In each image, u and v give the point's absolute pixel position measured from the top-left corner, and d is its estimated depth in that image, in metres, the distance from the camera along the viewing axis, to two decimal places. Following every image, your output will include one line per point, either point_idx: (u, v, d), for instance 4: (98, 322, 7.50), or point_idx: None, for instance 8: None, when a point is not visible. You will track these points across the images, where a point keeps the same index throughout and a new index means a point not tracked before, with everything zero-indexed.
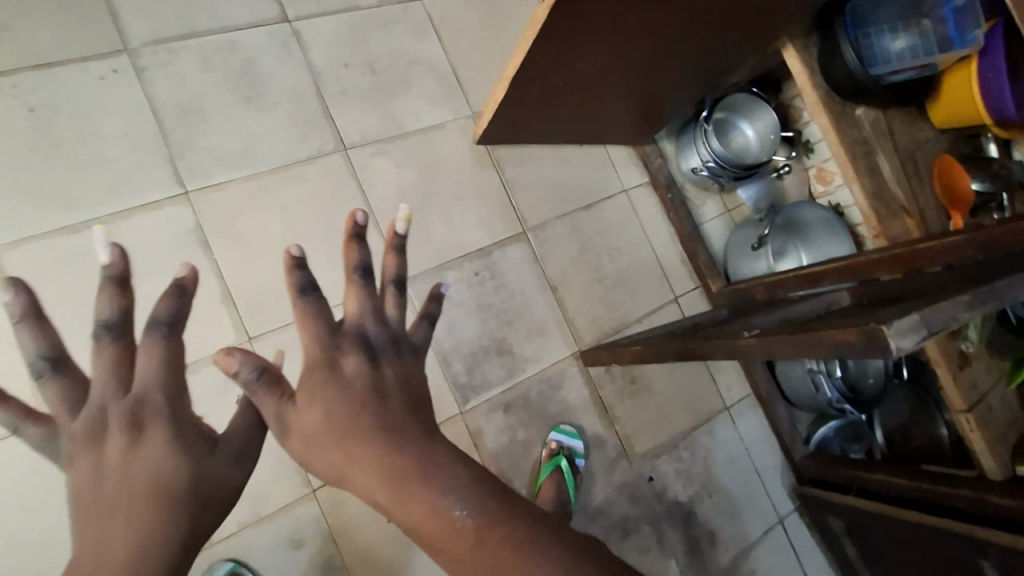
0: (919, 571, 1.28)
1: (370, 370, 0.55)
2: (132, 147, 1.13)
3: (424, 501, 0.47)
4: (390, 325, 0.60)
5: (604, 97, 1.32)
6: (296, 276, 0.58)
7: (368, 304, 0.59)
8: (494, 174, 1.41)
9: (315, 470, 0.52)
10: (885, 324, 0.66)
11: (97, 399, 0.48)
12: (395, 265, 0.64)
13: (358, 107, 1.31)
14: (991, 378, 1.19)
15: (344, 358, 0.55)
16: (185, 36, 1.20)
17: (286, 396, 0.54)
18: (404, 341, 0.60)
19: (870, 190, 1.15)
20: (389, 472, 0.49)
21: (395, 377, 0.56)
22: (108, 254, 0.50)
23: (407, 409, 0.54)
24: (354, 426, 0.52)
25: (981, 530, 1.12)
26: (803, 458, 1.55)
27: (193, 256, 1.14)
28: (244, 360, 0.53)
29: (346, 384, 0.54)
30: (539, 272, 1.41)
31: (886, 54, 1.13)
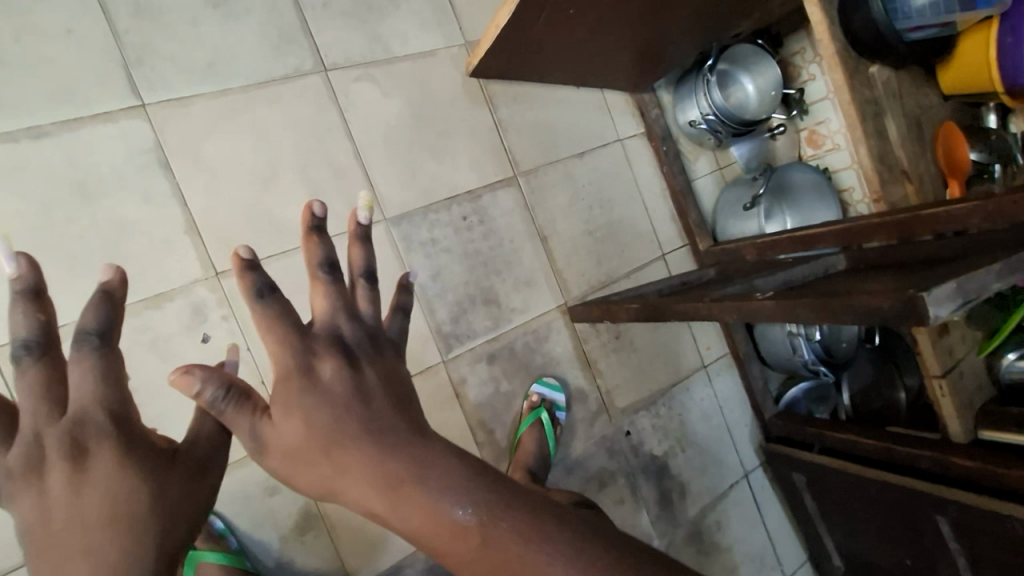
0: (875, 527, 1.36)
1: (349, 374, 0.52)
2: (77, 47, 0.98)
3: (423, 507, 0.46)
4: (365, 321, 0.58)
5: (612, 33, 1.23)
6: (253, 278, 0.54)
7: (340, 299, 0.56)
8: (487, 112, 1.32)
9: (303, 487, 0.50)
10: (925, 291, 0.66)
11: (30, 426, 0.49)
12: (362, 257, 0.61)
13: (340, 24, 1.18)
14: (966, 347, 1.21)
15: (322, 360, 0.52)
16: None
17: (261, 412, 0.51)
18: (380, 335, 0.58)
19: (876, 152, 1.12)
20: (382, 479, 0.47)
21: (377, 377, 0.54)
22: (14, 266, 0.51)
23: (392, 407, 0.52)
24: (339, 434, 0.49)
25: (947, 492, 1.17)
26: (773, 417, 1.58)
27: (153, 179, 1.02)
28: (207, 377, 0.50)
29: (326, 390, 0.51)
30: (529, 220, 1.35)
31: (906, 8, 1.06)
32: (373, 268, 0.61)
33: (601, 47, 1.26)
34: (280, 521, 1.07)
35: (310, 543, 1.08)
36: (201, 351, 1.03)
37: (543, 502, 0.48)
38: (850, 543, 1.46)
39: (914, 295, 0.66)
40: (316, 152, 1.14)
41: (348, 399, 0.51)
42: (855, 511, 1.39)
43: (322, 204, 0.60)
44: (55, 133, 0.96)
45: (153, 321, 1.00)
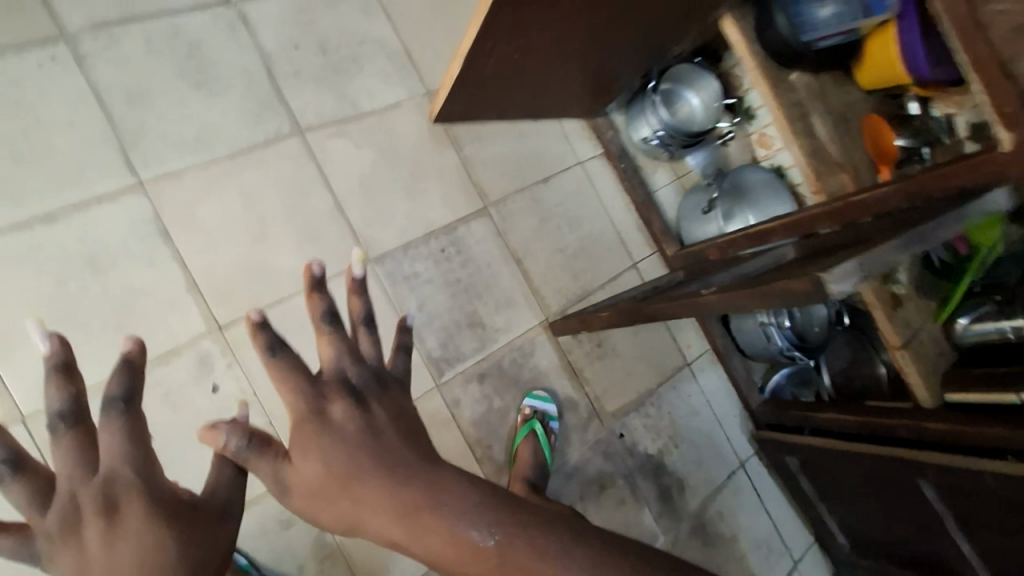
0: (883, 506, 1.39)
1: (358, 413, 0.56)
2: (80, 138, 1.10)
3: (441, 531, 0.49)
4: (369, 362, 0.61)
5: (558, 69, 1.35)
6: (261, 336, 0.58)
7: (344, 344, 0.60)
8: (452, 152, 1.43)
9: (327, 526, 0.53)
10: (825, 271, 0.75)
11: (66, 486, 0.51)
12: (361, 306, 0.64)
13: (313, 89, 1.31)
14: (922, 317, 1.26)
15: (332, 404, 0.56)
16: (126, 19, 1.16)
17: (282, 456, 0.55)
18: (387, 377, 0.62)
19: (808, 149, 1.23)
20: (399, 508, 0.51)
21: (386, 415, 0.57)
22: (47, 344, 0.54)
23: (400, 438, 0.56)
24: (355, 470, 0.53)
25: (935, 459, 1.21)
26: (760, 405, 1.65)
27: (153, 247, 1.12)
28: (232, 429, 0.55)
29: (340, 431, 0.55)
30: (501, 243, 1.45)
31: (813, 22, 1.15)
32: (372, 315, 0.64)
33: (550, 82, 1.39)
34: (298, 552, 1.13)
35: (327, 571, 1.15)
36: (210, 397, 1.12)
37: (558, 515, 0.50)
38: (863, 526, 1.49)
39: (818, 276, 0.75)
40: (300, 206, 1.25)
41: (360, 436, 0.55)
42: (865, 494, 1.42)
43: (319, 260, 0.62)
44: (62, 215, 1.06)
45: (165, 377, 1.09)
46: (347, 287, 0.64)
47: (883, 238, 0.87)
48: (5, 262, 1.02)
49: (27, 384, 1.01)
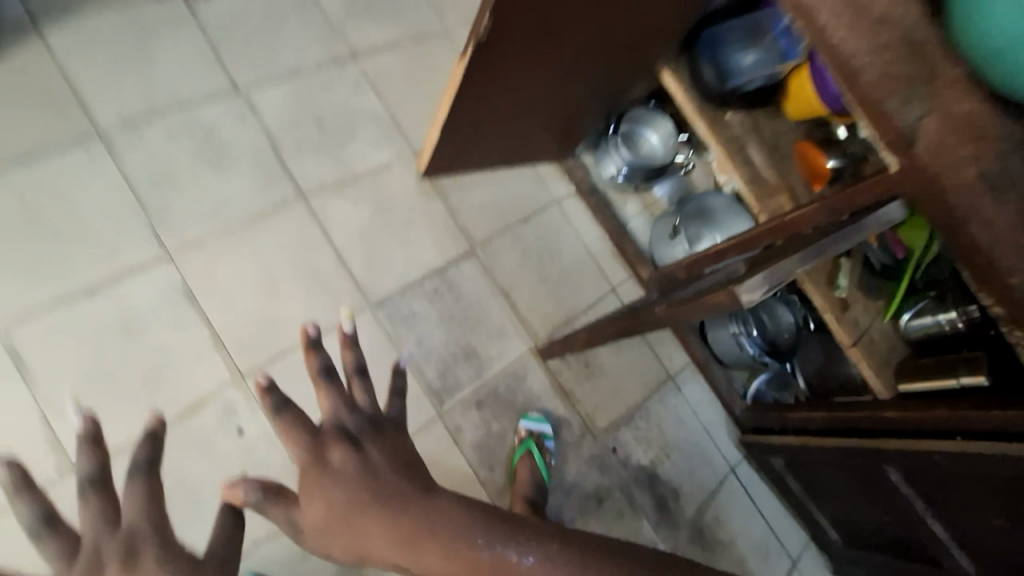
0: (865, 498, 1.47)
1: (354, 455, 0.59)
2: (115, 218, 1.27)
3: (438, 549, 0.51)
4: (365, 409, 0.63)
5: (526, 124, 1.53)
6: (269, 398, 0.61)
7: (340, 396, 0.63)
8: (440, 202, 1.60)
9: (335, 558, 0.56)
10: (738, 286, 0.90)
11: (88, 544, 0.51)
12: (355, 357, 0.66)
13: (313, 158, 1.49)
14: (870, 315, 1.42)
15: (330, 449, 0.59)
16: (153, 114, 1.36)
17: (292, 502, 0.57)
18: (384, 421, 0.64)
19: (747, 176, 1.40)
20: (398, 536, 0.53)
21: (381, 454, 0.60)
22: (80, 418, 0.55)
23: (396, 476, 0.59)
24: (356, 507, 0.55)
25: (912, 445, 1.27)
26: (743, 411, 1.76)
27: (181, 308, 1.27)
28: (248, 483, 0.57)
29: (339, 474, 0.57)
30: (489, 281, 1.60)
31: (739, 70, 1.35)
32: (366, 365, 0.66)
33: (520, 135, 1.57)
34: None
35: None
36: (236, 439, 1.25)
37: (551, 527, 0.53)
38: (862, 521, 1.53)
39: (733, 290, 0.90)
40: (307, 262, 1.41)
41: (360, 479, 0.57)
42: (846, 487, 1.50)
43: (314, 323, 0.64)
44: (102, 288, 1.23)
45: (196, 424, 1.23)
46: (340, 341, 0.67)
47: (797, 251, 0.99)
48: (55, 331, 1.18)
49: (78, 438, 1.15)
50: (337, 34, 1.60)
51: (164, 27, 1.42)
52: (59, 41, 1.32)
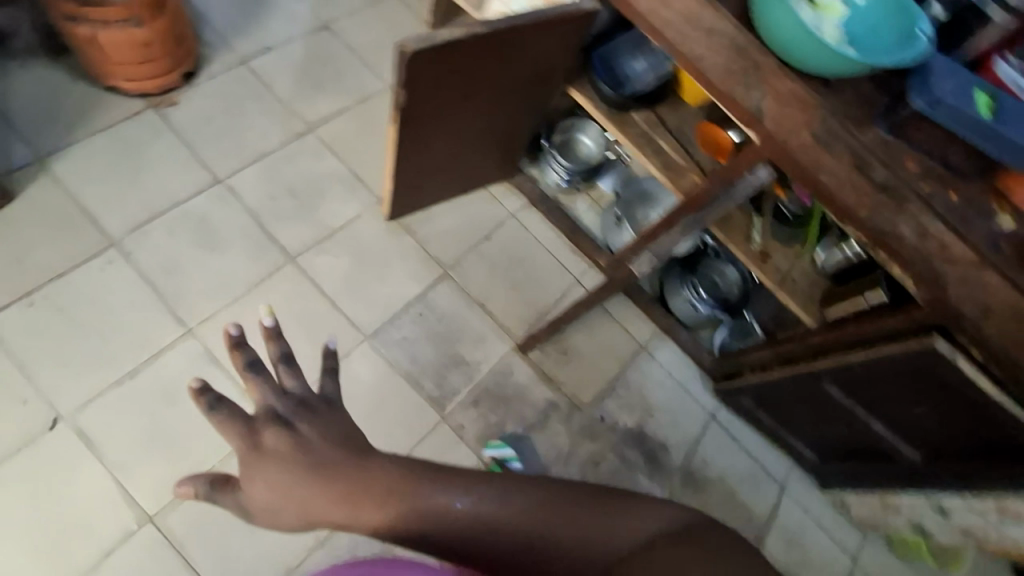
0: (816, 414, 1.68)
1: (287, 434, 0.66)
2: (140, 310, 1.52)
3: (374, 499, 0.70)
4: (293, 393, 0.68)
5: (469, 159, 1.75)
6: (201, 402, 0.63)
7: (267, 385, 0.67)
8: (408, 238, 1.84)
9: (285, 524, 0.66)
10: None
11: None
12: (278, 350, 0.69)
13: (293, 224, 1.72)
14: (791, 259, 1.62)
15: (263, 434, 0.66)
16: (152, 216, 1.60)
17: (232, 486, 0.65)
18: (315, 403, 0.69)
19: (659, 164, 1.58)
20: (339, 494, 0.68)
21: (313, 430, 0.68)
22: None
23: (335, 447, 0.69)
24: (299, 480, 0.66)
25: (837, 360, 1.46)
26: (712, 363, 1.95)
27: (208, 372, 1.51)
28: (194, 479, 0.63)
29: (275, 454, 0.66)
30: (464, 297, 1.83)
31: (637, 88, 1.59)
32: (289, 351, 0.69)
33: (466, 168, 1.79)
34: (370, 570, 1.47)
35: None
36: None
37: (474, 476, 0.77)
38: (826, 437, 1.75)
39: None
40: (306, 314, 1.65)
41: (292, 453, 0.66)
42: (801, 410, 1.71)
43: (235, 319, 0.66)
44: (142, 367, 1.48)
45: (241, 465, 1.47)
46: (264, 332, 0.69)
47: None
48: (110, 409, 1.43)
49: (147, 492, 1.39)
50: (293, 113, 1.85)
51: (146, 140, 1.66)
52: (64, 172, 1.57)
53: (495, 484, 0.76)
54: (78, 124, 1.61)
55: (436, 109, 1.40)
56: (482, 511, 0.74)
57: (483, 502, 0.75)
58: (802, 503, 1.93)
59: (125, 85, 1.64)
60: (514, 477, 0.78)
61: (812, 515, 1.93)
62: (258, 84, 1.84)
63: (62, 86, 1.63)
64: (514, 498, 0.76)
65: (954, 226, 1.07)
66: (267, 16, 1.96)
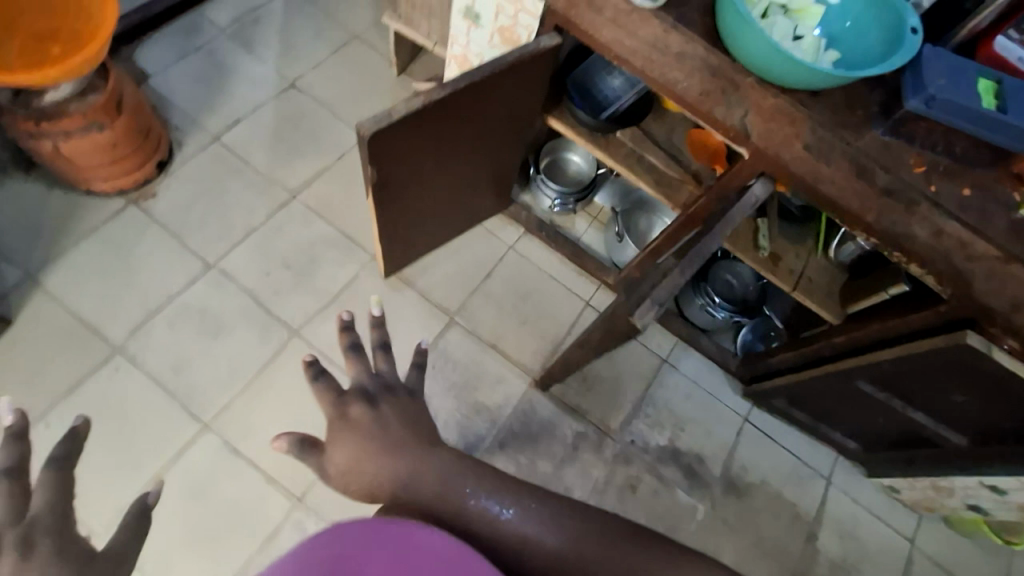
0: (850, 406, 1.63)
1: (372, 413, 0.77)
2: (153, 411, 1.50)
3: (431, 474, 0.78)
4: (381, 374, 0.81)
5: (458, 204, 1.69)
6: (309, 372, 0.79)
7: (361, 366, 0.80)
8: (410, 290, 1.81)
9: (353, 493, 0.75)
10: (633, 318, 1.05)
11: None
12: (378, 336, 0.82)
13: (292, 296, 1.70)
14: (804, 257, 1.56)
15: (351, 405, 0.77)
16: (150, 314, 1.58)
17: (320, 451, 0.75)
18: (396, 386, 0.81)
19: (653, 181, 1.53)
20: (401, 464, 0.76)
21: (392, 412, 0.79)
22: None
23: (404, 429, 0.78)
24: (388, 449, 0.76)
25: (864, 358, 1.40)
26: (739, 367, 1.89)
27: (231, 463, 1.50)
28: (287, 439, 0.73)
29: (357, 424, 0.76)
30: (475, 340, 1.80)
31: (612, 107, 1.53)
32: (385, 340, 0.82)
33: (456, 212, 1.74)
34: None
35: None
36: None
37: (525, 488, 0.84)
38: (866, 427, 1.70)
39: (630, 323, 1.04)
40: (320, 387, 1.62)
41: (372, 430, 0.76)
42: (835, 404, 1.66)
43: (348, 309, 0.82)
44: (166, 470, 1.46)
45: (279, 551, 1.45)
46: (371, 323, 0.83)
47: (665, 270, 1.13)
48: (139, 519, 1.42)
49: None
50: (274, 182, 1.82)
51: (131, 238, 1.64)
52: (57, 286, 1.56)
53: (545, 505, 0.83)
54: (63, 234, 1.60)
55: (410, 171, 1.35)
56: (528, 529, 0.80)
57: (531, 521, 0.81)
58: (850, 494, 1.88)
59: (102, 186, 1.62)
60: (563, 500, 0.85)
61: (862, 504, 1.87)
62: (233, 158, 1.82)
63: (39, 198, 1.62)
64: (557, 520, 0.82)
65: (974, 223, 0.98)
66: (231, 87, 1.93)
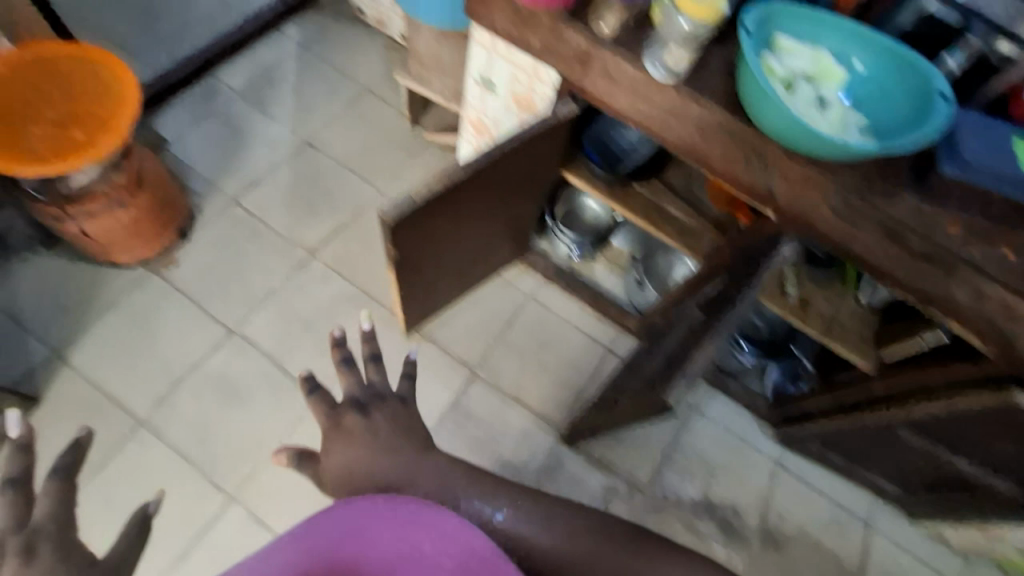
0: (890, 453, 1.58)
1: (364, 420, 0.83)
2: (180, 487, 1.50)
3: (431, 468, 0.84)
4: (373, 386, 0.86)
5: (476, 261, 1.67)
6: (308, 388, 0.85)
7: (354, 378, 0.85)
8: (431, 345, 1.80)
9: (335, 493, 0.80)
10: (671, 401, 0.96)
11: None
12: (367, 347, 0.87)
13: (313, 358, 1.69)
14: (834, 301, 1.53)
15: (344, 415, 0.83)
16: (174, 384, 1.59)
17: (309, 455, 0.84)
18: (388, 396, 0.86)
19: (674, 231, 1.50)
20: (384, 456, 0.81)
21: (382, 420, 0.84)
22: None
23: (396, 436, 0.83)
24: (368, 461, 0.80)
25: (907, 408, 1.35)
26: (769, 410, 1.85)
27: (258, 537, 1.48)
28: (288, 452, 0.84)
29: (348, 432, 0.82)
30: (498, 393, 1.78)
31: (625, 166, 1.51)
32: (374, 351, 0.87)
33: (475, 269, 1.72)
34: None
35: None
36: None
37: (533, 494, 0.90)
38: (909, 473, 1.63)
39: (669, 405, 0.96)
40: None
41: (366, 437, 0.82)
42: (874, 450, 1.61)
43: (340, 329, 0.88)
44: (193, 545, 1.45)
45: None
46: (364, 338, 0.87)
47: (696, 338, 1.10)
48: None
49: None
50: (291, 242, 1.83)
51: (154, 307, 1.66)
52: (83, 362, 1.57)
53: (541, 508, 0.88)
54: (88, 307, 1.62)
55: (428, 240, 1.30)
56: (522, 529, 0.85)
57: (527, 523, 0.86)
58: (894, 539, 1.81)
59: (126, 258, 1.64)
60: (563, 505, 0.89)
61: (905, 549, 1.80)
62: (252, 221, 1.84)
63: (64, 271, 1.65)
64: (553, 523, 0.86)
65: (1020, 286, 0.94)
66: (248, 150, 1.96)
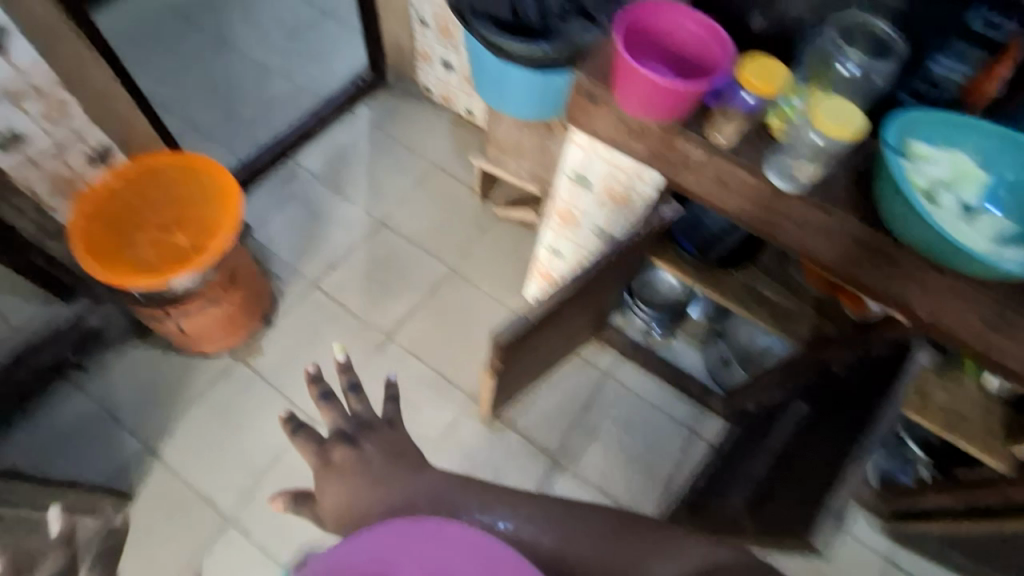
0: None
1: (353, 451, 0.79)
2: None
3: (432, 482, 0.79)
4: (355, 414, 0.82)
5: (562, 352, 1.64)
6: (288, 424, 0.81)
7: (338, 411, 0.81)
8: (510, 431, 1.76)
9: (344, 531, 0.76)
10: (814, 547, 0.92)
11: None
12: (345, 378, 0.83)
13: None
14: (950, 390, 1.38)
15: (333, 450, 0.80)
16: (259, 479, 1.58)
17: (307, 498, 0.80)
18: (369, 420, 0.82)
19: (769, 317, 1.41)
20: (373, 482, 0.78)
21: (373, 448, 0.80)
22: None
23: (388, 462, 0.79)
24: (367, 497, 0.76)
25: None
26: (875, 500, 1.71)
27: None
28: (284, 498, 0.81)
29: (339, 468, 0.78)
30: (579, 482, 1.71)
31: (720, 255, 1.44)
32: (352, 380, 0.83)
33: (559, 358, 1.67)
34: None
35: None
36: None
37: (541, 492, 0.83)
38: None
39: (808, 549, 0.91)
40: None
41: (360, 467, 0.78)
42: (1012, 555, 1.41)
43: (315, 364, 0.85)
44: None
45: None
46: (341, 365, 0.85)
47: (828, 462, 1.02)
48: None
49: None
50: (369, 325, 1.85)
51: (240, 398, 1.67)
52: (172, 455, 1.59)
53: (541, 507, 0.80)
54: (177, 399, 1.65)
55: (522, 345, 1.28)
56: (527, 534, 0.78)
57: (531, 526, 0.78)
58: None
59: (212, 347, 1.64)
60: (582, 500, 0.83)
61: None
62: (332, 305, 1.86)
63: (154, 363, 1.69)
64: (555, 521, 0.79)
65: None
66: (324, 232, 2.01)
